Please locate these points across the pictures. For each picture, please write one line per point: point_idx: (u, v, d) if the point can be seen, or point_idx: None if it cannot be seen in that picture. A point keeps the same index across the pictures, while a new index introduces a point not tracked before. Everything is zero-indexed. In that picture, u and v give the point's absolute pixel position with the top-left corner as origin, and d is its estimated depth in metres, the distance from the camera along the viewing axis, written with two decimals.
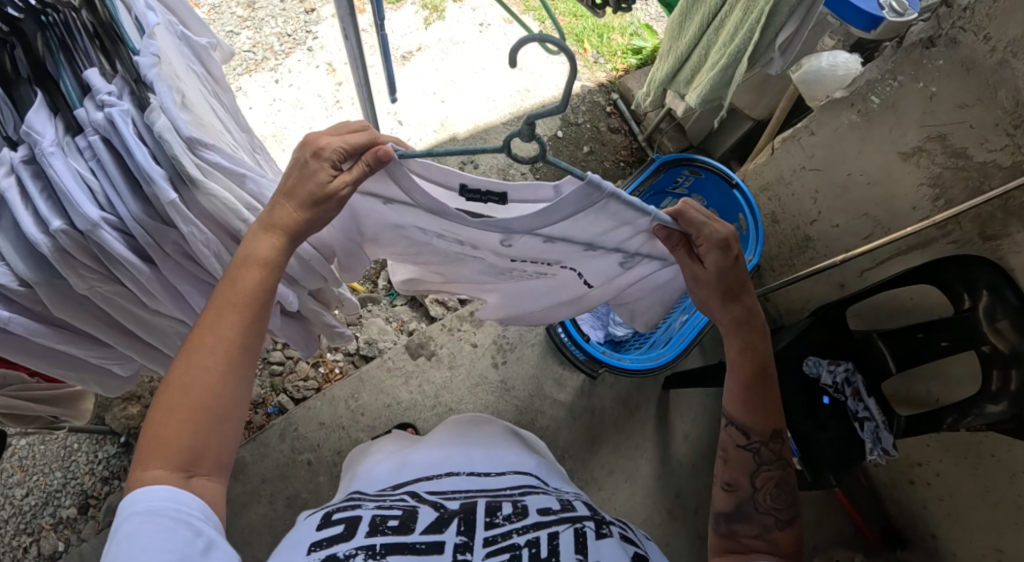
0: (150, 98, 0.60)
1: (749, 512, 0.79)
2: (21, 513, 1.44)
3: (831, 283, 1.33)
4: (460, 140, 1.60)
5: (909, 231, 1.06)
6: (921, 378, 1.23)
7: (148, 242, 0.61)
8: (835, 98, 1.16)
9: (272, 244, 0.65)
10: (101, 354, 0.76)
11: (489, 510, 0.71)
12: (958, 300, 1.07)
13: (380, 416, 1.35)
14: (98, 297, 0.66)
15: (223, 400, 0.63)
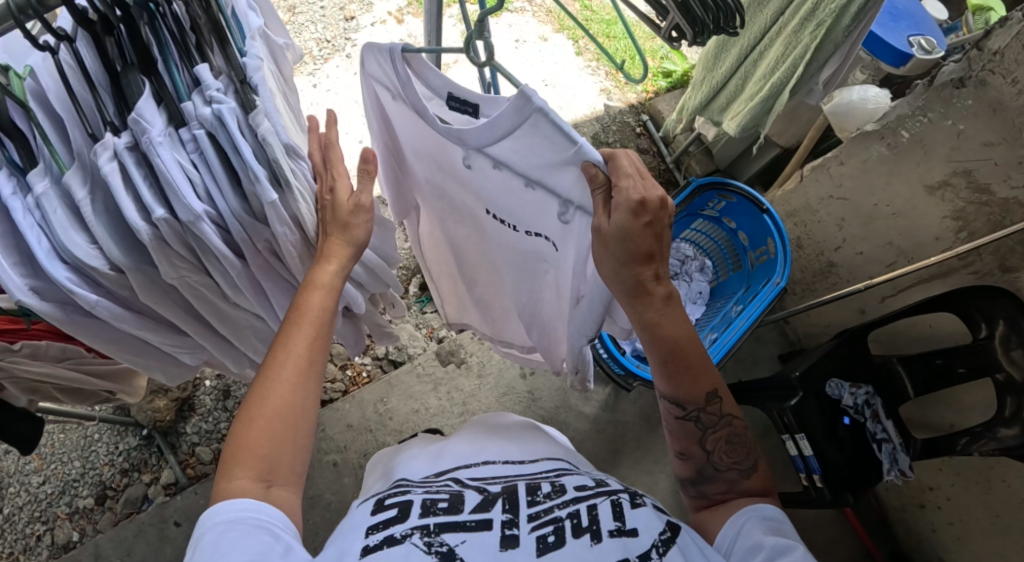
0: (257, 100, 0.62)
1: (710, 474, 0.83)
2: (37, 500, 1.45)
3: (851, 308, 1.40)
4: None
5: (931, 261, 1.12)
6: (936, 405, 1.27)
7: (243, 237, 0.65)
8: (866, 131, 1.21)
9: (331, 269, 0.70)
10: (176, 343, 0.81)
11: (530, 489, 0.73)
12: (975, 328, 1.12)
13: (407, 421, 1.39)
14: (185, 287, 0.70)
15: (293, 414, 0.69)
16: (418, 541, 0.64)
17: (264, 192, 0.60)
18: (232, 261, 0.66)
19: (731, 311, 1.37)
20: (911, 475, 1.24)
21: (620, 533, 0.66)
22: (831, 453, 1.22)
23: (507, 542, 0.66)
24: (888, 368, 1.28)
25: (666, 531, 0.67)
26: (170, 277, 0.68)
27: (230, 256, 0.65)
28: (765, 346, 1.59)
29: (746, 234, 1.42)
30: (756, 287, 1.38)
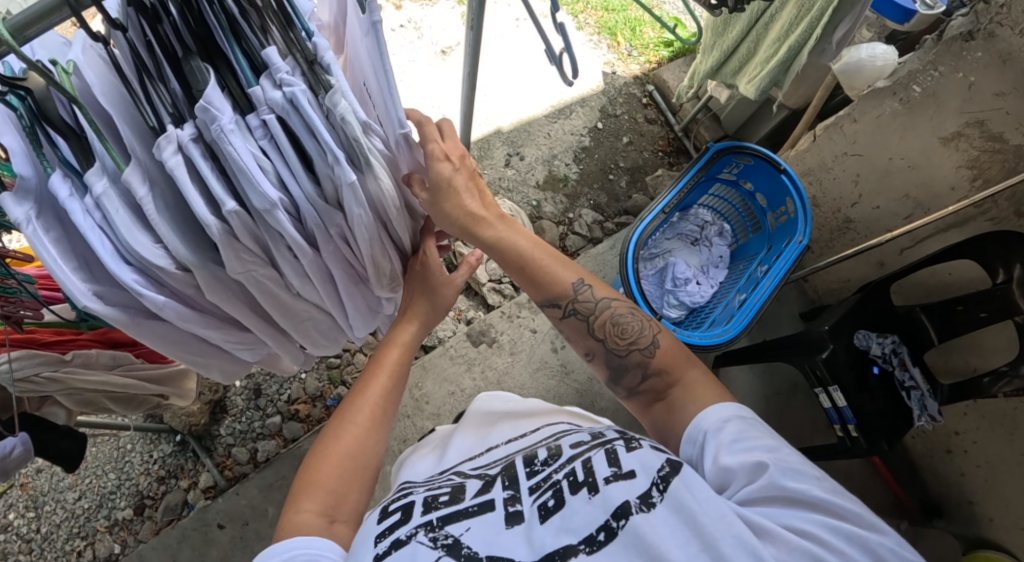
0: (330, 81, 0.64)
1: (620, 364, 0.88)
2: (74, 516, 1.39)
3: (871, 262, 1.43)
4: (506, 133, 1.69)
5: (948, 211, 1.16)
6: (960, 351, 1.32)
7: (316, 222, 0.68)
8: (877, 87, 1.24)
9: (409, 330, 0.91)
10: (236, 339, 0.82)
11: (528, 461, 0.74)
12: (994, 273, 1.16)
13: (444, 404, 1.42)
14: (252, 281, 0.72)
15: (360, 456, 0.84)
16: (423, 538, 0.66)
17: (345, 174, 0.63)
18: (303, 248, 0.69)
19: (756, 272, 1.42)
20: (940, 418, 1.28)
21: (616, 479, 0.65)
22: (865, 403, 1.28)
23: (511, 518, 0.67)
24: (911, 318, 1.32)
25: (666, 466, 0.65)
26: (238, 271, 0.69)
27: (302, 242, 0.68)
28: (785, 307, 1.64)
29: (763, 194, 1.47)
30: (777, 246, 1.43)
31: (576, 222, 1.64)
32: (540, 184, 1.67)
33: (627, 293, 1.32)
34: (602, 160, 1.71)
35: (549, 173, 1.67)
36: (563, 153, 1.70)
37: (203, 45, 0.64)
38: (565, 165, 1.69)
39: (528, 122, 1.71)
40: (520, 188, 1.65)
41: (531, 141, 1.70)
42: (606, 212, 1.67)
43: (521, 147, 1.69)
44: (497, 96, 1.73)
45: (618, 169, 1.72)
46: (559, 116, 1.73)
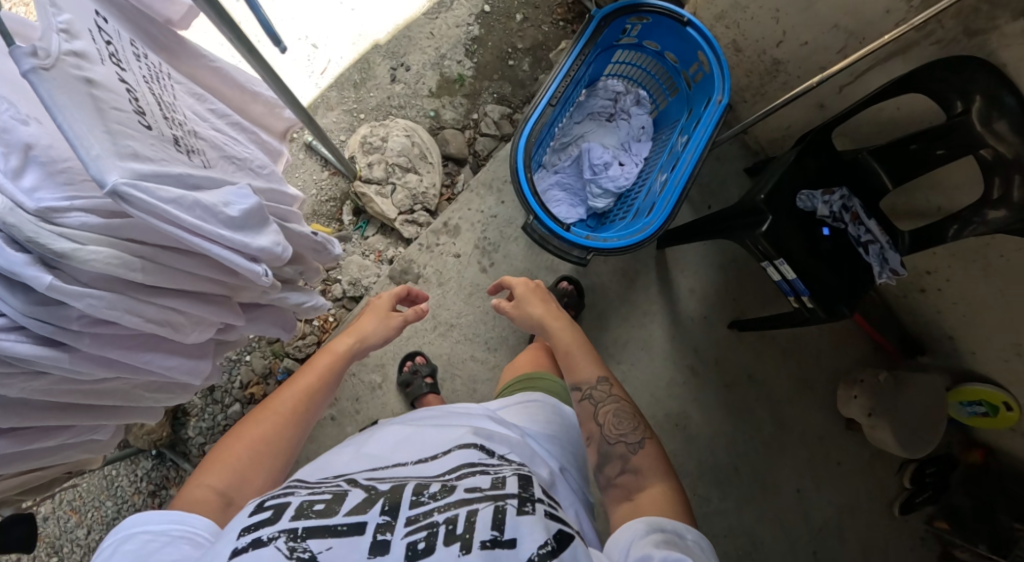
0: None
1: (606, 451, 0.91)
2: (91, 550, 1.39)
3: (810, 104, 1.26)
4: (385, 45, 1.50)
5: (885, 41, 0.99)
6: (922, 190, 1.17)
7: (50, 329, 0.62)
8: None
9: (345, 342, 1.01)
10: (71, 431, 0.76)
11: (416, 489, 0.68)
12: (949, 106, 0.97)
13: (384, 353, 1.34)
14: (36, 394, 0.66)
15: (273, 443, 0.84)
16: (282, 544, 0.60)
17: (35, 278, 0.57)
18: (54, 355, 0.63)
19: (678, 144, 1.25)
20: (906, 272, 1.13)
21: (493, 545, 0.60)
22: (820, 272, 1.13)
23: (377, 548, 0.61)
24: (861, 164, 1.14)
25: (549, 542, 0.61)
26: (12, 393, 0.64)
27: (49, 352, 0.63)
28: (728, 163, 1.47)
29: (673, 53, 1.27)
30: (698, 110, 1.25)
31: (481, 122, 1.49)
32: (434, 91, 1.49)
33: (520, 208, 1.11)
34: (497, 46, 1.54)
35: (441, 77, 1.50)
36: (451, 50, 1.51)
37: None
38: (457, 62, 1.51)
39: (408, 26, 1.51)
40: (413, 101, 1.47)
41: (414, 46, 1.50)
42: (513, 103, 1.52)
43: (404, 57, 1.49)
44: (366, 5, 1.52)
45: (517, 51, 1.54)
46: (440, 11, 1.53)
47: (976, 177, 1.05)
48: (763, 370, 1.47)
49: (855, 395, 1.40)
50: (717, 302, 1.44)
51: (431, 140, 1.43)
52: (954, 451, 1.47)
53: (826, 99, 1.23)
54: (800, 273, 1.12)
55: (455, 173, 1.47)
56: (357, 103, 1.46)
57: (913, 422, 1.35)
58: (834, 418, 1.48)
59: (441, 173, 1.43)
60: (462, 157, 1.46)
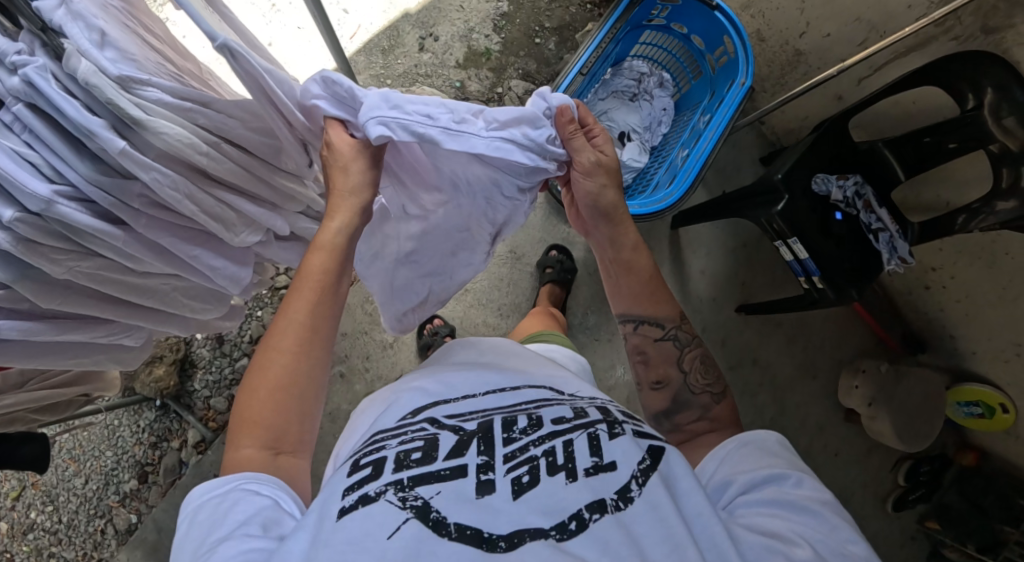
0: (66, 44, 0.59)
1: (686, 400, 0.85)
2: (87, 500, 1.31)
3: (828, 96, 1.26)
4: (414, 16, 1.52)
5: (907, 31, 1.00)
6: (931, 184, 1.18)
7: (111, 201, 0.63)
8: None
9: (333, 226, 0.76)
10: (107, 331, 0.76)
11: (506, 425, 0.72)
12: (962, 100, 0.99)
13: None
14: (81, 276, 0.67)
15: (292, 385, 0.72)
16: (392, 497, 0.63)
17: (109, 143, 0.59)
18: (109, 230, 0.64)
19: (699, 123, 1.32)
20: (912, 261, 1.17)
21: (597, 471, 0.67)
22: (829, 253, 1.15)
23: (483, 487, 0.65)
24: (873, 153, 1.16)
25: (646, 459, 0.69)
26: (58, 272, 0.64)
27: (108, 227, 0.64)
28: (745, 151, 1.48)
29: (699, 36, 1.32)
30: (719, 93, 1.31)
31: (506, 96, 1.54)
32: (461, 63, 1.54)
33: None
34: (525, 21, 1.56)
35: (469, 50, 1.54)
36: (480, 25, 1.54)
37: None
38: (484, 37, 1.54)
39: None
40: (440, 70, 1.53)
41: (444, 18, 1.54)
42: (537, 80, 1.57)
43: (433, 27, 1.53)
44: None
45: (543, 30, 1.57)
46: None
47: (987, 171, 1.06)
48: (767, 354, 1.52)
49: (856, 385, 1.45)
50: (725, 287, 1.51)
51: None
52: (949, 452, 1.50)
53: None
54: (812, 253, 1.15)
55: None
56: (383, 70, 1.50)
57: (912, 410, 1.39)
58: (833, 408, 1.53)
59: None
60: None
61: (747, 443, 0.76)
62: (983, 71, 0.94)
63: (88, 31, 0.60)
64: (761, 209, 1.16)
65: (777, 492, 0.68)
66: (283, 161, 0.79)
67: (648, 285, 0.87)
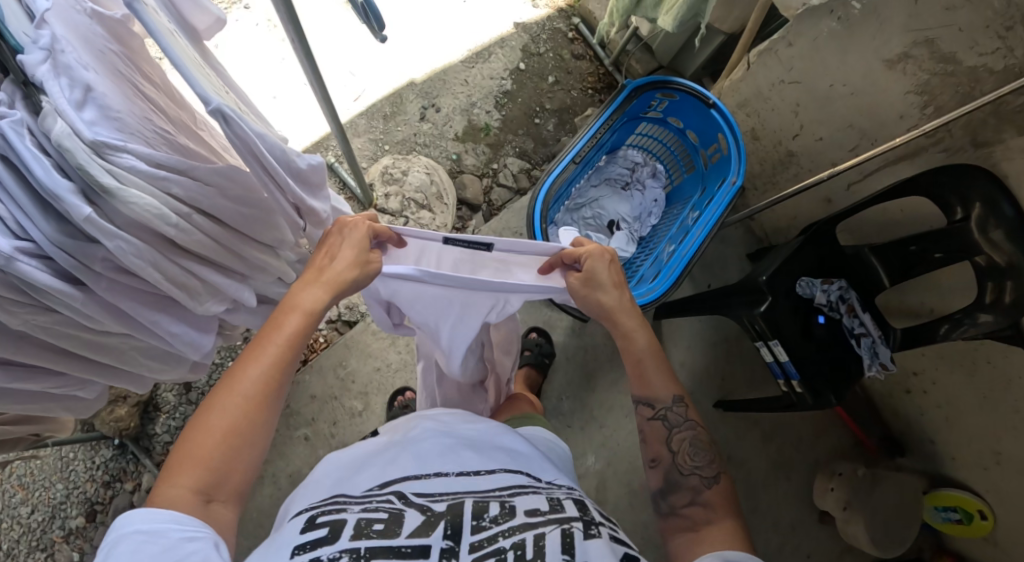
0: (46, 103, 0.58)
1: (677, 480, 0.81)
2: (31, 530, 1.39)
3: (818, 199, 1.30)
4: (419, 84, 1.73)
5: (896, 143, 1.03)
6: (916, 288, 1.12)
7: (72, 263, 0.62)
8: (813, 7, 1.18)
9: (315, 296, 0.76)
10: (63, 386, 0.79)
11: (476, 511, 0.66)
12: (949, 211, 0.97)
13: (371, 381, 1.47)
14: (35, 330, 0.66)
15: (244, 427, 0.69)
16: None
17: (75, 208, 0.58)
18: (67, 291, 0.63)
19: (689, 217, 1.33)
20: (893, 368, 1.09)
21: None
22: (808, 357, 1.08)
23: None
24: (859, 259, 1.10)
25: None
26: (13, 324, 0.64)
27: (66, 288, 0.63)
28: (732, 246, 1.50)
29: (695, 132, 1.37)
30: (711, 188, 1.34)
31: (500, 172, 1.71)
32: (459, 135, 1.72)
33: None
34: (525, 103, 1.76)
35: (468, 123, 1.73)
36: (482, 100, 1.74)
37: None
38: (485, 112, 1.74)
39: (443, 70, 1.75)
40: (437, 142, 1.70)
41: (447, 90, 1.74)
42: (532, 159, 1.74)
43: (436, 99, 1.73)
44: (407, 46, 1.76)
45: (544, 111, 1.77)
46: (477, 61, 1.77)
47: (971, 280, 1.01)
48: (742, 452, 1.48)
49: (832, 487, 1.41)
50: (705, 380, 1.49)
51: (450, 183, 1.63)
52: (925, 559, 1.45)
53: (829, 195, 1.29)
54: (793, 356, 1.07)
55: (467, 218, 1.67)
56: (382, 134, 1.69)
57: (891, 519, 1.34)
58: (809, 509, 1.48)
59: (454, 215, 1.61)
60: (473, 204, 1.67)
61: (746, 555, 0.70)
62: (968, 183, 0.94)
63: (70, 88, 0.59)
64: (737, 306, 1.11)
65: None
66: (262, 232, 0.79)
67: (634, 367, 0.85)
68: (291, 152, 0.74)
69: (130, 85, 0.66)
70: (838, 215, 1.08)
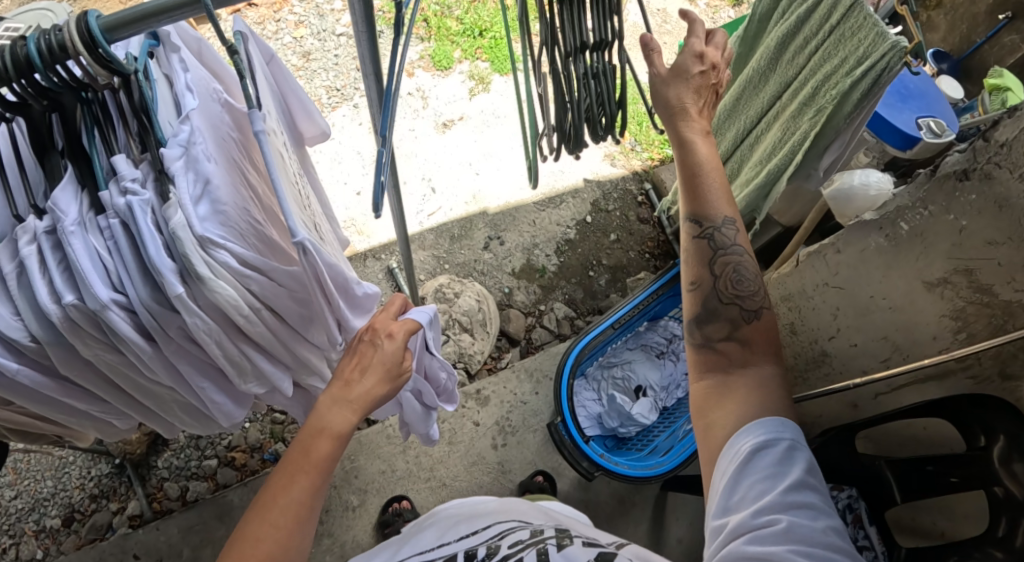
0: (171, 191, 0.70)
1: (716, 347, 0.89)
2: (7, 514, 1.43)
3: (844, 403, 1.29)
4: (490, 213, 1.91)
5: (929, 363, 1.04)
6: (927, 508, 1.05)
7: (153, 325, 0.73)
8: (864, 219, 1.26)
9: (343, 418, 0.84)
10: (101, 408, 0.89)
11: (467, 558, 0.73)
12: (972, 437, 0.94)
13: (372, 481, 1.48)
14: (100, 361, 0.77)
15: (284, 551, 0.75)
16: None
17: (171, 287, 0.69)
18: (141, 344, 0.74)
19: None
20: None
21: None
22: None
23: None
24: (873, 469, 1.06)
25: None
26: (84, 352, 0.75)
27: (139, 340, 0.74)
28: None
29: None
30: None
31: (545, 314, 1.80)
32: (516, 270, 1.84)
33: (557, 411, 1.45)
34: (583, 254, 1.89)
35: (527, 262, 1.85)
36: (545, 243, 1.88)
37: (67, 144, 0.71)
38: (545, 256, 1.87)
39: (516, 205, 1.93)
40: (495, 272, 1.83)
41: (514, 226, 1.90)
42: (578, 307, 1.82)
43: (502, 232, 1.88)
44: (488, 175, 1.98)
45: (599, 266, 1.88)
46: (549, 206, 1.94)
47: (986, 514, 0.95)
48: None
49: None
50: None
51: (497, 313, 1.72)
52: None
53: (855, 401, 1.28)
54: None
55: (504, 349, 1.74)
56: (445, 252, 1.84)
57: None
58: None
59: (493, 344, 1.70)
60: (514, 334, 1.74)
61: (760, 455, 0.72)
62: (995, 416, 0.91)
63: (194, 182, 0.72)
64: None
65: (797, 534, 0.66)
66: (312, 332, 0.89)
67: (689, 182, 0.96)
68: (352, 281, 0.85)
69: (240, 184, 0.80)
70: (859, 423, 1.07)
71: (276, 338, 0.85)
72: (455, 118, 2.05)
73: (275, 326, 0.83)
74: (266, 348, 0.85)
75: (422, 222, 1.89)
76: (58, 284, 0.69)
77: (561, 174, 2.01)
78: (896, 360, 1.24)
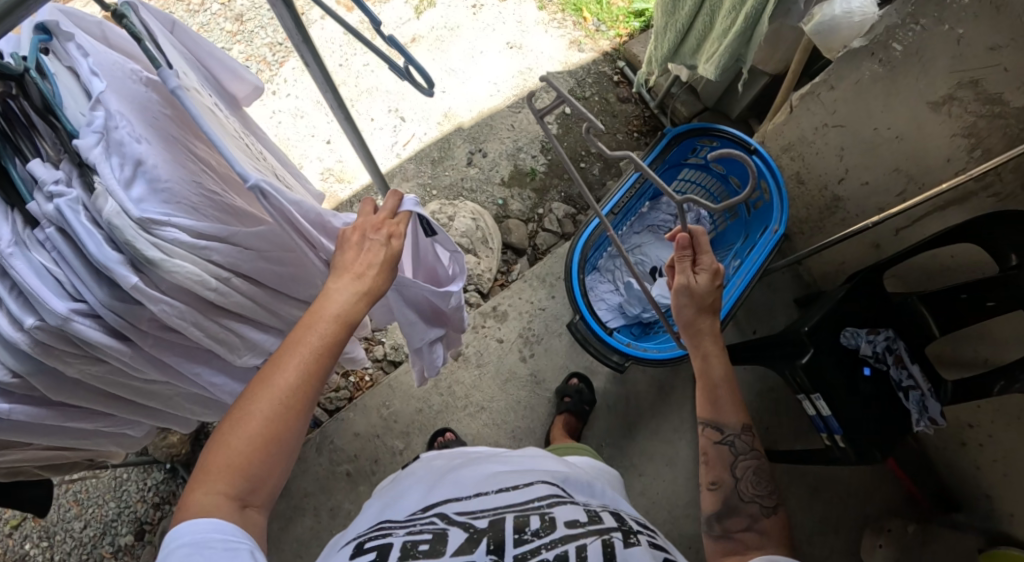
0: (96, 181, 0.64)
1: (738, 500, 1.01)
2: (82, 544, 1.47)
3: (865, 245, 1.28)
4: (466, 127, 1.81)
5: (944, 188, 1.02)
6: (968, 340, 1.07)
7: (120, 322, 0.67)
8: (853, 48, 1.16)
9: (341, 296, 0.74)
10: (110, 422, 0.85)
11: (518, 526, 0.70)
12: (1002, 258, 0.94)
13: (412, 422, 1.51)
14: (87, 377, 0.72)
15: (275, 437, 0.69)
16: None
17: (122, 278, 0.63)
18: (118, 347, 0.69)
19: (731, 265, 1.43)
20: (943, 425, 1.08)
21: None
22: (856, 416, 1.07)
23: None
24: (909, 308, 1.09)
25: None
26: (67, 371, 0.70)
27: (115, 343, 0.68)
28: (779, 292, 1.49)
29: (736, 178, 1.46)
30: (754, 233, 1.42)
31: (545, 217, 1.74)
32: (506, 179, 1.77)
33: (579, 312, 1.44)
34: (570, 148, 1.81)
35: (516, 168, 1.78)
36: (528, 144, 1.80)
37: None
38: (532, 158, 1.79)
39: (490, 113, 1.83)
40: (484, 185, 1.76)
41: (494, 134, 1.81)
42: (577, 203, 1.77)
43: (484, 143, 1.80)
44: (454, 90, 1.85)
45: (589, 156, 1.80)
46: (523, 106, 1.84)
47: None
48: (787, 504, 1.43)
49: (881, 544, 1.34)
50: None
51: (495, 227, 1.68)
52: None
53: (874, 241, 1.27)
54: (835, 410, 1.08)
55: (511, 262, 1.71)
56: (431, 178, 1.77)
57: None
58: None
59: (499, 259, 1.67)
60: (518, 246, 1.71)
61: None
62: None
63: (121, 165, 0.66)
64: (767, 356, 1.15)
65: None
66: (294, 289, 0.84)
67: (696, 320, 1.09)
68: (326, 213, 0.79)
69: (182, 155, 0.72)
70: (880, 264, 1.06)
71: (259, 306, 0.80)
72: (409, 40, 1.89)
73: (252, 294, 0.77)
74: (255, 317, 0.80)
75: (398, 152, 1.80)
76: (14, 311, 0.64)
77: (529, 71, 1.87)
78: (910, 191, 1.21)
